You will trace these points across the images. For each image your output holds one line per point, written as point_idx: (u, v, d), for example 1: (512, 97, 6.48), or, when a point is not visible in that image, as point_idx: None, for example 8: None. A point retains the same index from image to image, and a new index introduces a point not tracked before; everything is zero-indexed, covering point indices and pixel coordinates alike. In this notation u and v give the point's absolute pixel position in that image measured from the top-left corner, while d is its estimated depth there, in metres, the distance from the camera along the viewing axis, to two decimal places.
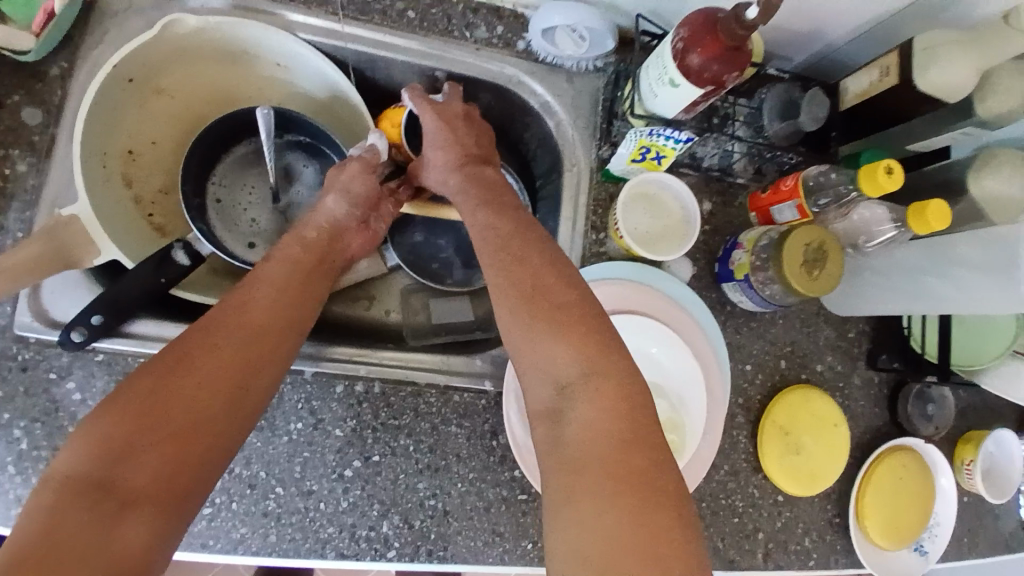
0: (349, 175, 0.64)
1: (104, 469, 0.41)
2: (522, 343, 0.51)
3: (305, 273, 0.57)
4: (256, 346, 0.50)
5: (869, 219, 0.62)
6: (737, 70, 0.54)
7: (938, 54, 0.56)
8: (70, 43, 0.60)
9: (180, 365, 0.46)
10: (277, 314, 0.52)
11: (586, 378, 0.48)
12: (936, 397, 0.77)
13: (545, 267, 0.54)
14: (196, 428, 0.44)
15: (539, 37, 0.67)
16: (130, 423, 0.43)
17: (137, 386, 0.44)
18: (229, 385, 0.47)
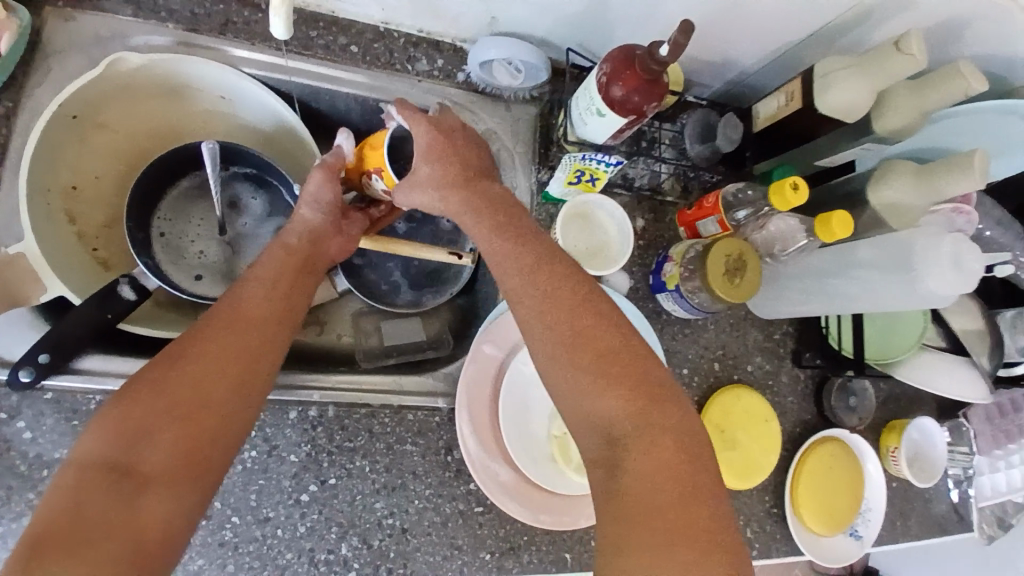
0: (316, 184, 0.63)
1: (122, 452, 0.45)
2: (561, 384, 0.52)
3: (294, 269, 0.60)
4: (253, 338, 0.53)
5: (783, 230, 0.68)
6: (654, 100, 0.59)
7: (834, 80, 0.61)
8: (14, 84, 0.61)
9: (184, 358, 0.50)
10: (269, 307, 0.56)
11: (635, 429, 0.49)
12: (857, 389, 0.83)
13: (578, 305, 0.53)
14: (203, 411, 0.48)
15: (477, 69, 0.71)
16: (145, 411, 0.47)
17: (148, 378, 0.48)
18: (232, 374, 0.50)
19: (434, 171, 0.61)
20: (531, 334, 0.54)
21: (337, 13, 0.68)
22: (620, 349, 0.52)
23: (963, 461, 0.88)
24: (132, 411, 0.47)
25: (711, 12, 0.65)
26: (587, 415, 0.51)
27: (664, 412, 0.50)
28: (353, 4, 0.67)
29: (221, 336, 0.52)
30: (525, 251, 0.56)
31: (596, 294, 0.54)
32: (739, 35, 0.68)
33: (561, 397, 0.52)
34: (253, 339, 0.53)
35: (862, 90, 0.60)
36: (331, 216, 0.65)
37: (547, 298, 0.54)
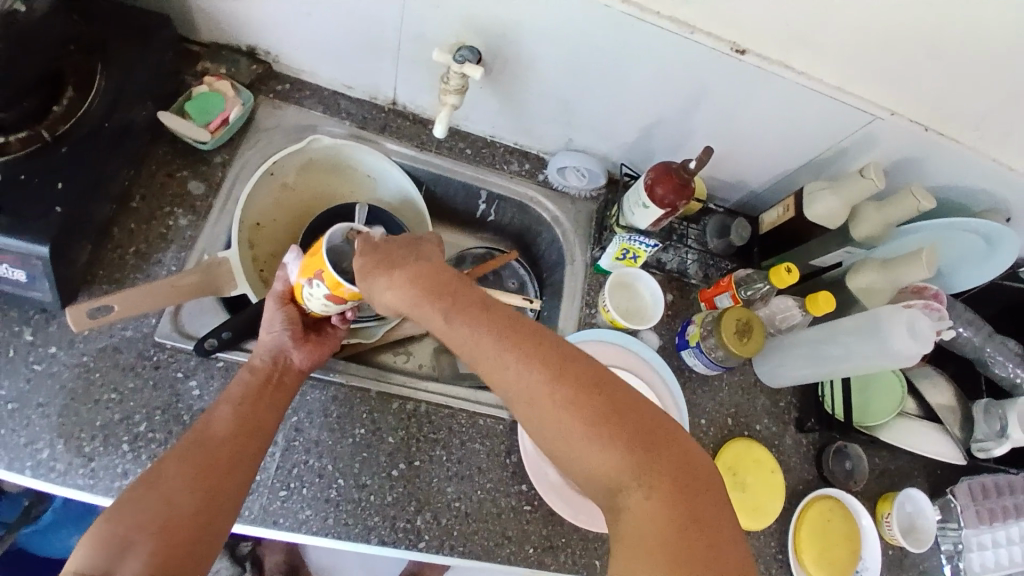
0: (270, 310, 0.74)
1: (105, 563, 0.55)
2: (555, 445, 0.59)
3: (260, 390, 0.70)
4: (220, 460, 0.64)
5: (781, 308, 0.90)
6: (684, 199, 0.82)
7: (816, 197, 0.86)
8: (231, 144, 0.86)
9: (158, 483, 0.61)
10: (237, 426, 0.66)
11: (632, 477, 0.55)
12: (851, 454, 0.97)
13: (552, 373, 0.58)
14: (177, 524, 0.59)
15: (555, 172, 0.97)
16: (126, 530, 0.57)
17: (129, 500, 0.59)
18: (201, 495, 0.61)
19: (374, 274, 0.66)
20: (517, 406, 0.60)
21: (461, 126, 0.96)
22: (602, 403, 0.57)
23: (953, 536, 1.00)
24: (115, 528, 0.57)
25: (724, 145, 0.91)
26: (584, 470, 0.58)
27: (654, 455, 0.56)
28: (474, 121, 0.95)
29: (190, 462, 0.62)
30: (496, 325, 0.61)
31: (574, 355, 0.60)
32: (745, 163, 0.94)
33: (562, 456, 0.59)
34: (218, 461, 0.63)
35: (838, 205, 0.84)
36: (290, 335, 0.74)
37: (523, 369, 0.58)
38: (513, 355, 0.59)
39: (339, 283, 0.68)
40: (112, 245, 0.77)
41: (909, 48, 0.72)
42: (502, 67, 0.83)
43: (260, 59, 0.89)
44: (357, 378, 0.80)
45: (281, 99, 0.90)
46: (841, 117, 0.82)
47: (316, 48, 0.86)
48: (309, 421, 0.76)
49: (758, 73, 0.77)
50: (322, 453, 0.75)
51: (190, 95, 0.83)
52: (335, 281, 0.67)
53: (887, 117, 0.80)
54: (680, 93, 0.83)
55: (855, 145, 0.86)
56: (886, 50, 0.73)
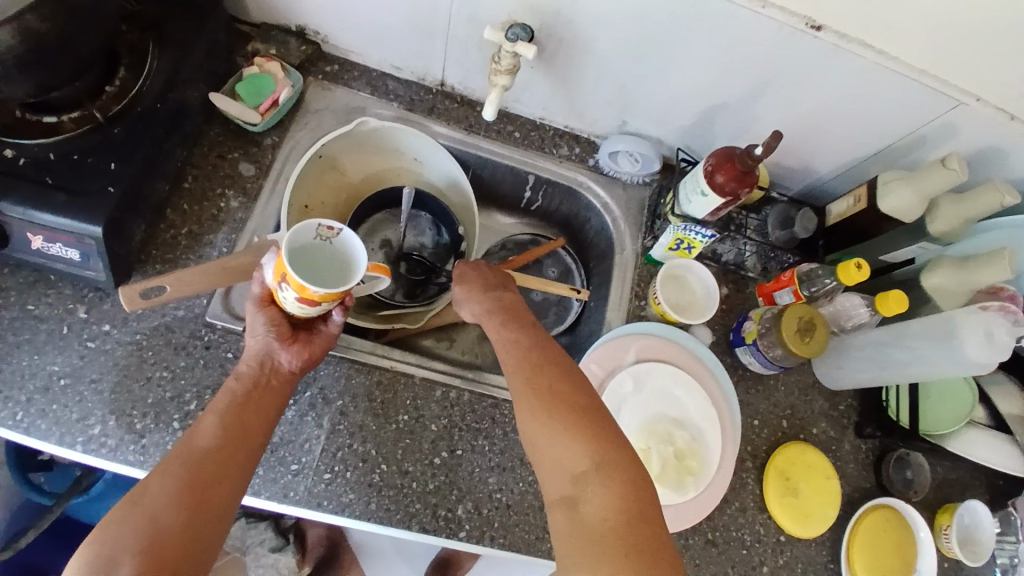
0: (251, 313, 0.69)
1: None
2: (533, 435, 0.63)
3: (246, 396, 0.66)
4: (207, 472, 0.60)
5: (847, 305, 0.83)
6: (747, 186, 0.77)
7: (890, 188, 0.80)
8: (281, 125, 0.86)
9: (143, 499, 0.58)
10: (223, 435, 0.63)
11: (594, 467, 0.61)
12: (913, 463, 0.92)
13: (551, 375, 0.65)
14: (167, 541, 0.57)
15: (606, 157, 0.92)
16: (120, 550, 0.55)
17: (120, 519, 0.57)
18: (190, 513, 0.58)
19: (466, 292, 0.75)
20: (513, 394, 0.65)
21: (511, 109, 0.93)
22: (586, 404, 0.64)
23: (1009, 550, 0.93)
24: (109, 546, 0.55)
25: (790, 131, 0.85)
26: (549, 459, 0.62)
27: (624, 455, 0.62)
28: (525, 104, 0.92)
29: (177, 475, 0.60)
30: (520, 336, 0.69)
31: (552, 356, 0.67)
32: (814, 149, 0.88)
33: (534, 449, 0.64)
34: (208, 476, 0.60)
35: (916, 197, 0.78)
36: (276, 337, 0.69)
37: (525, 361, 0.66)
38: (525, 370, 0.66)
39: (303, 284, 0.61)
40: (164, 225, 0.78)
41: (1009, 26, 0.65)
42: (554, 47, 0.80)
43: (309, 39, 0.88)
44: (401, 363, 0.80)
45: (329, 80, 0.89)
46: (925, 103, 0.75)
47: (366, 28, 0.84)
48: (353, 405, 0.76)
49: (833, 53, 0.71)
50: (366, 438, 0.75)
51: (241, 76, 0.83)
52: (298, 283, 0.61)
53: (973, 104, 0.74)
54: (744, 76, 0.78)
55: (940, 133, 0.79)
56: (980, 29, 0.66)
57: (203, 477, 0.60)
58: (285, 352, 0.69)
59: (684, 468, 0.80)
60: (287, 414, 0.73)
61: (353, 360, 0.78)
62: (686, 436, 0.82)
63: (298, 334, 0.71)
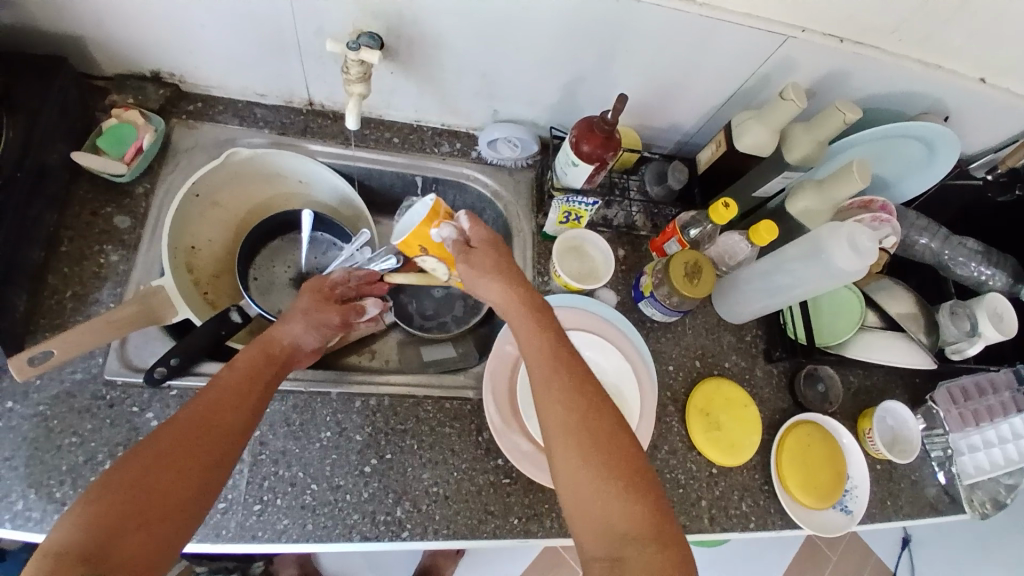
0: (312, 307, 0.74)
1: (97, 544, 0.48)
2: (580, 494, 0.58)
3: (262, 376, 0.65)
4: (215, 443, 0.57)
5: (729, 244, 0.90)
6: (612, 150, 0.81)
7: (744, 127, 0.85)
8: (151, 171, 0.85)
9: (154, 465, 0.53)
10: (237, 407, 0.61)
11: (650, 536, 0.55)
12: (824, 377, 0.99)
13: (596, 414, 0.61)
14: (171, 511, 0.52)
15: (486, 146, 0.96)
16: (115, 511, 0.50)
17: (121, 478, 0.52)
18: (191, 479, 0.54)
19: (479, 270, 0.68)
20: (562, 441, 0.60)
21: (383, 116, 0.95)
22: (639, 473, 0.59)
23: (940, 442, 1.02)
24: (105, 505, 0.50)
25: (648, 92, 0.90)
26: (596, 518, 0.56)
27: (670, 523, 0.56)
28: (395, 109, 0.94)
29: (189, 442, 0.56)
30: (564, 361, 0.64)
31: (603, 408, 0.61)
32: (673, 106, 0.93)
33: (577, 504, 0.58)
34: (217, 445, 0.57)
35: (766, 132, 0.83)
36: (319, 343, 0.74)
37: (571, 402, 0.61)
38: (574, 399, 0.61)
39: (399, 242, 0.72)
40: (46, 292, 0.76)
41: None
42: (408, 49, 0.82)
43: (166, 82, 0.88)
44: (314, 382, 0.79)
45: (194, 118, 0.89)
46: (756, 44, 0.81)
47: (219, 60, 0.84)
48: (272, 433, 0.76)
49: (661, 12, 0.76)
50: (291, 462, 0.75)
51: (100, 129, 0.81)
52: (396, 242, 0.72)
53: (800, 36, 0.79)
54: (593, 47, 0.82)
55: (775, 69, 0.85)
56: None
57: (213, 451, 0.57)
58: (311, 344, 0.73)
59: None
60: None
61: None
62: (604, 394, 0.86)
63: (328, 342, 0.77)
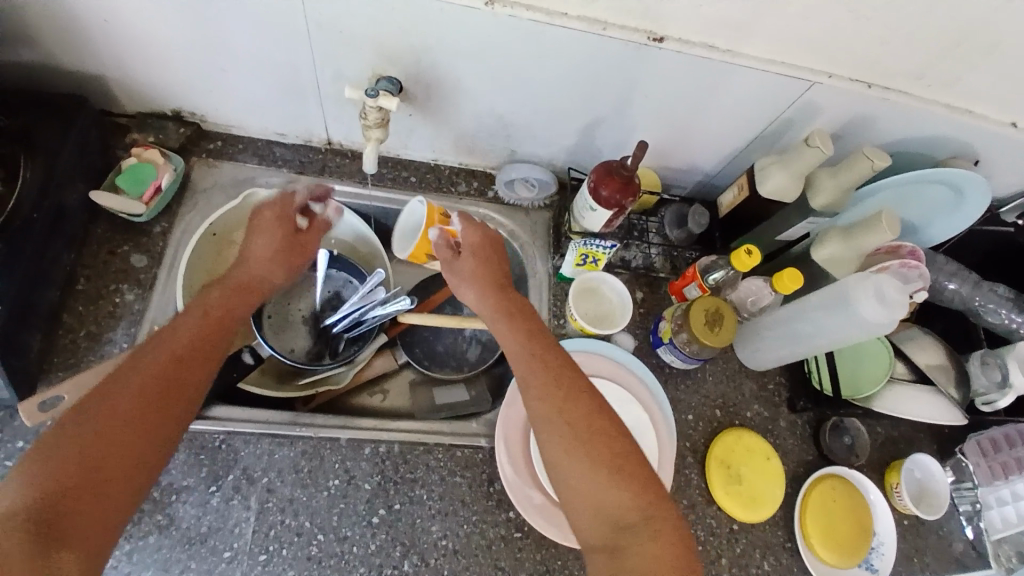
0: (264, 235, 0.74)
1: (52, 509, 0.50)
2: (576, 486, 0.62)
3: (211, 325, 0.66)
4: (166, 403, 0.59)
5: (752, 288, 0.87)
6: (631, 195, 0.79)
7: (766, 172, 0.83)
8: (169, 211, 0.85)
9: (108, 430, 0.55)
10: (189, 361, 0.62)
11: (640, 519, 0.59)
12: (849, 429, 0.95)
13: (578, 409, 0.64)
14: (124, 471, 0.55)
15: (503, 186, 0.95)
16: (66, 474, 0.52)
17: (70, 441, 0.54)
18: (145, 438, 0.57)
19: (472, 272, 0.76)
20: (550, 436, 0.64)
21: (399, 155, 0.95)
22: (626, 456, 0.63)
23: (969, 496, 0.98)
24: (51, 471, 0.52)
25: (667, 135, 0.89)
26: (592, 507, 0.61)
27: (662, 502, 0.61)
28: (412, 149, 0.94)
29: (141, 403, 0.57)
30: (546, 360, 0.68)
31: (586, 400, 0.65)
32: (693, 149, 0.91)
33: (571, 492, 0.62)
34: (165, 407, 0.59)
35: (791, 178, 0.81)
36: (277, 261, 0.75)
37: (555, 401, 0.65)
38: (557, 398, 0.65)
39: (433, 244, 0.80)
40: (62, 331, 0.76)
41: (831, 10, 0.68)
42: (426, 92, 0.82)
43: (188, 121, 0.88)
44: (324, 428, 0.78)
45: (214, 157, 0.89)
46: (778, 90, 0.79)
47: (239, 101, 0.85)
48: (280, 480, 0.74)
49: (681, 59, 0.75)
50: (298, 511, 0.73)
51: (120, 168, 0.82)
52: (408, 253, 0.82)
53: (826, 81, 0.77)
54: (611, 91, 0.81)
55: (798, 115, 0.83)
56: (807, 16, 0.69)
57: (164, 412, 0.58)
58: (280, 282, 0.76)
59: None
60: (212, 502, 0.72)
61: (273, 435, 0.76)
62: None
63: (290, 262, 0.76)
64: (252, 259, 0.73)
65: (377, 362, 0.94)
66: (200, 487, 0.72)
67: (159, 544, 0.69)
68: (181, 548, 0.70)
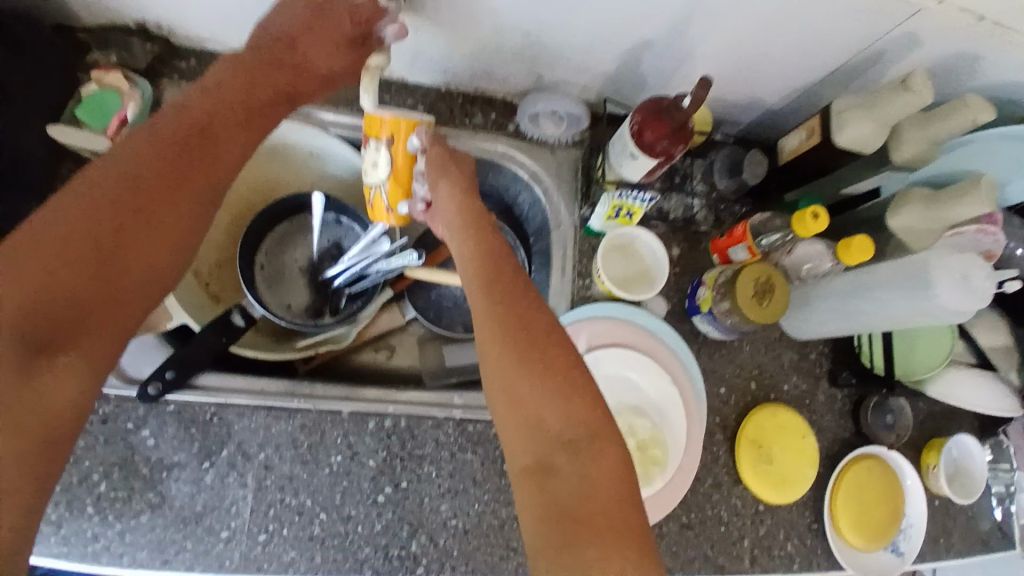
0: (317, 42, 0.60)
1: (47, 309, 0.45)
2: (516, 395, 0.54)
3: (246, 117, 0.57)
4: (184, 201, 0.52)
5: (809, 254, 0.76)
6: (681, 143, 0.66)
7: (847, 118, 0.68)
8: None
9: (113, 218, 0.48)
10: (208, 155, 0.53)
11: (585, 436, 0.52)
12: (894, 408, 0.86)
13: (523, 315, 0.56)
14: (137, 274, 0.49)
15: (526, 120, 0.81)
16: (71, 264, 0.46)
17: (56, 227, 0.46)
18: (162, 235, 0.50)
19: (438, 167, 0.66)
20: (489, 339, 0.56)
21: (405, 78, 0.80)
22: (574, 365, 0.55)
23: (1004, 477, 0.91)
24: (22, 279, 0.44)
25: (729, 63, 0.73)
26: (531, 421, 0.53)
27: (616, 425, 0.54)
28: (419, 71, 0.79)
29: (148, 194, 0.50)
30: (489, 263, 0.60)
31: (539, 309, 0.57)
32: (758, 79, 0.76)
33: (508, 401, 0.54)
34: (157, 215, 0.50)
35: (875, 126, 0.66)
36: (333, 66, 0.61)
37: (501, 305, 0.57)
38: (497, 301, 0.57)
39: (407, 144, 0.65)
40: None
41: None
42: (435, 4, 0.66)
43: (155, 36, 0.74)
44: (324, 400, 0.71)
45: (187, 79, 0.75)
46: (880, 14, 0.62)
47: (207, 10, 0.69)
48: (278, 456, 0.69)
49: None
50: (298, 489, 0.68)
51: (79, 96, 0.70)
52: (364, 117, 0.65)
53: (934, 8, 0.59)
54: (666, 7, 0.64)
55: (896, 48, 0.66)
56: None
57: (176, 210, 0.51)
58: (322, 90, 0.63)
59: (649, 459, 0.75)
60: (206, 480, 0.67)
61: (269, 407, 0.70)
62: (645, 425, 0.76)
63: (348, 58, 0.62)
64: (302, 47, 0.60)
65: (381, 317, 0.86)
66: (193, 464, 0.67)
67: (152, 524, 0.65)
68: (177, 527, 0.66)
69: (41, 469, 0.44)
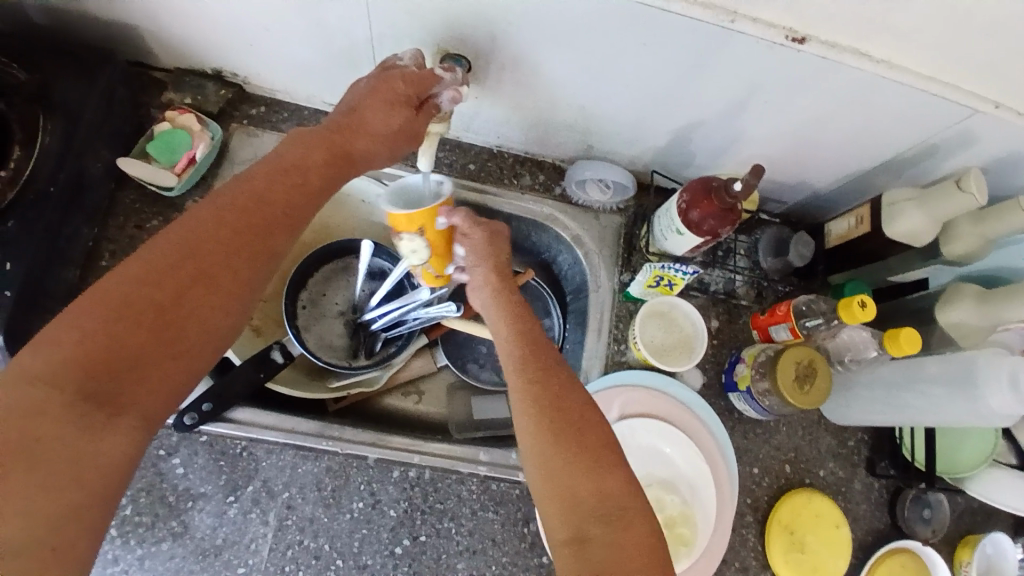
0: (374, 105, 0.60)
1: (101, 368, 0.46)
2: (549, 470, 0.54)
3: (303, 177, 0.57)
4: (232, 253, 0.52)
5: (854, 340, 0.74)
6: (728, 224, 0.67)
7: (897, 211, 0.69)
8: (203, 182, 0.77)
9: (165, 274, 0.49)
10: (255, 209, 0.54)
11: (616, 508, 0.52)
12: (932, 502, 0.82)
13: (554, 391, 0.57)
14: (186, 327, 0.50)
15: (574, 184, 0.83)
16: (125, 324, 0.47)
17: (114, 285, 0.48)
18: (212, 288, 0.51)
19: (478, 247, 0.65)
20: (524, 416, 0.56)
21: (462, 138, 0.84)
22: (605, 438, 0.55)
23: None
24: (82, 330, 0.46)
25: (779, 145, 0.74)
26: (564, 495, 0.53)
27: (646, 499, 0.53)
28: (475, 132, 0.82)
29: (195, 245, 0.51)
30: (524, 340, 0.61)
31: (573, 388, 0.57)
32: (806, 163, 0.77)
33: (543, 477, 0.54)
34: (215, 278, 0.51)
35: (925, 222, 0.67)
36: (392, 135, 0.61)
37: (540, 381, 0.57)
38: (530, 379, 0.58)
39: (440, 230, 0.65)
40: None
41: None
42: (498, 73, 0.69)
43: (229, 82, 0.79)
44: (351, 444, 0.72)
45: (255, 124, 0.80)
46: (933, 112, 0.63)
47: (285, 65, 0.74)
48: (301, 497, 0.69)
49: (820, 64, 0.59)
50: (318, 532, 0.68)
51: (151, 133, 0.74)
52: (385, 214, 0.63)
53: (990, 111, 0.61)
54: (720, 90, 0.66)
55: (948, 143, 0.67)
56: (986, 33, 0.53)
57: (221, 256, 0.51)
58: (382, 162, 0.63)
59: (676, 538, 0.73)
60: (229, 514, 0.67)
61: (298, 447, 0.70)
62: (676, 501, 0.74)
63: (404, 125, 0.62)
64: (362, 111, 0.60)
65: (415, 363, 0.87)
66: (218, 496, 0.67)
67: (172, 553, 0.65)
68: (195, 559, 0.66)
69: (86, 526, 0.45)
